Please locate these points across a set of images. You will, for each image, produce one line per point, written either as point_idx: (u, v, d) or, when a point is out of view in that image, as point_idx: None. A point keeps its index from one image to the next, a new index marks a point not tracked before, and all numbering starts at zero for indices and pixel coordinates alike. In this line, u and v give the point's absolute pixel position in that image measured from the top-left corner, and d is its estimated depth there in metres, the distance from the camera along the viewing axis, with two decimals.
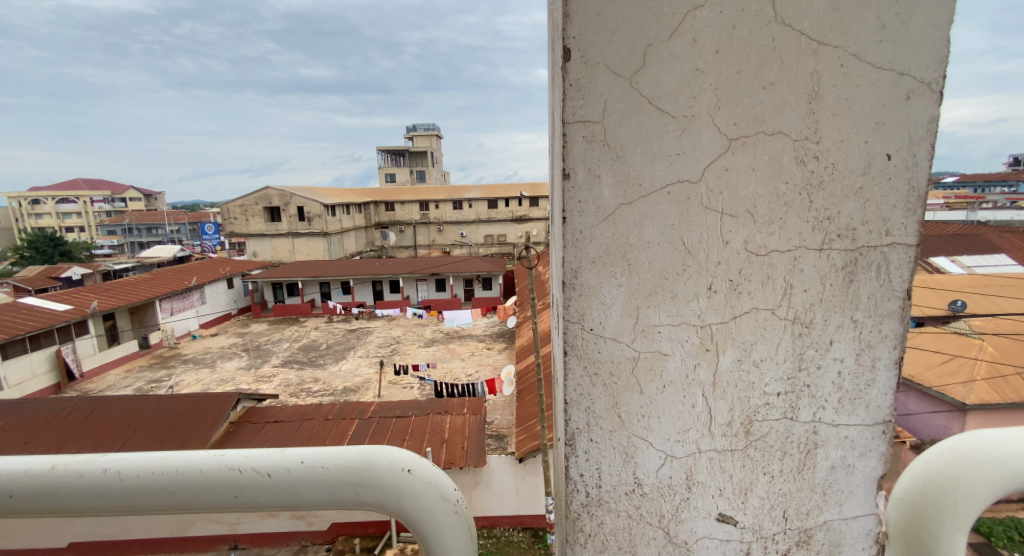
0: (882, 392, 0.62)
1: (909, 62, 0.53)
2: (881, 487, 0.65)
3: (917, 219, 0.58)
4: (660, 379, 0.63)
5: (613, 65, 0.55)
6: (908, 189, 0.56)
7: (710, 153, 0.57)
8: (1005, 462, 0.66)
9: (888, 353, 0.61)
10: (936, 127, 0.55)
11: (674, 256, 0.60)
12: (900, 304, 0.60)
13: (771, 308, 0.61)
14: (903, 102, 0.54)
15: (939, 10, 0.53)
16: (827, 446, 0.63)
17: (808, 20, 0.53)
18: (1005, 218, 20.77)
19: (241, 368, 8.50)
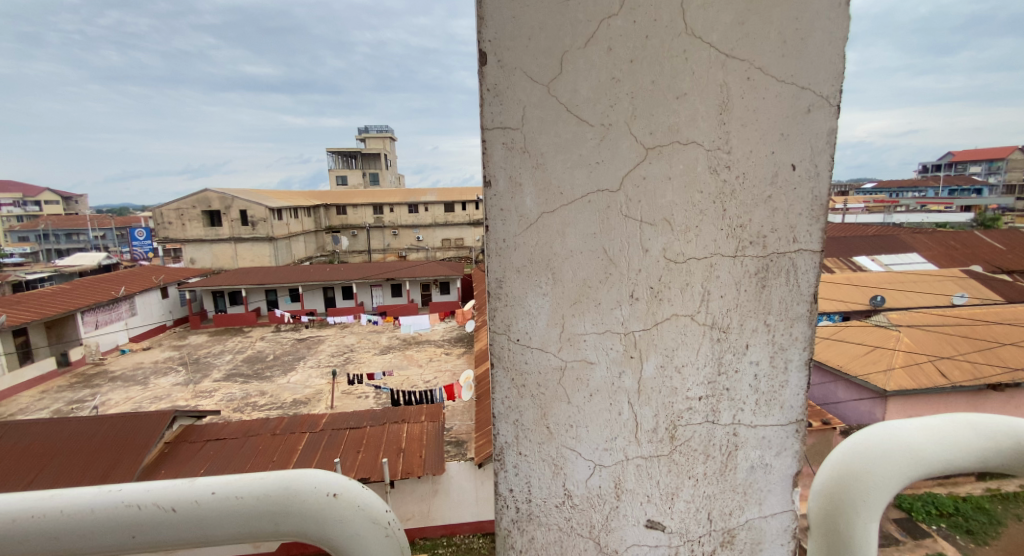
0: (793, 392, 0.65)
1: (809, 76, 0.56)
2: (797, 485, 0.67)
3: (821, 226, 0.61)
4: (586, 387, 0.62)
5: (530, 71, 0.54)
6: (812, 198, 0.60)
7: (628, 162, 0.57)
8: (904, 448, 0.77)
9: (799, 353, 0.64)
10: (835, 139, 0.59)
11: (598, 264, 0.60)
12: (809, 307, 0.63)
13: (690, 314, 0.62)
14: (804, 115, 0.57)
15: (836, 28, 0.56)
16: (746, 446, 0.65)
17: (715, 33, 0.55)
18: (919, 220, 22.83)
19: (177, 384, 7.94)
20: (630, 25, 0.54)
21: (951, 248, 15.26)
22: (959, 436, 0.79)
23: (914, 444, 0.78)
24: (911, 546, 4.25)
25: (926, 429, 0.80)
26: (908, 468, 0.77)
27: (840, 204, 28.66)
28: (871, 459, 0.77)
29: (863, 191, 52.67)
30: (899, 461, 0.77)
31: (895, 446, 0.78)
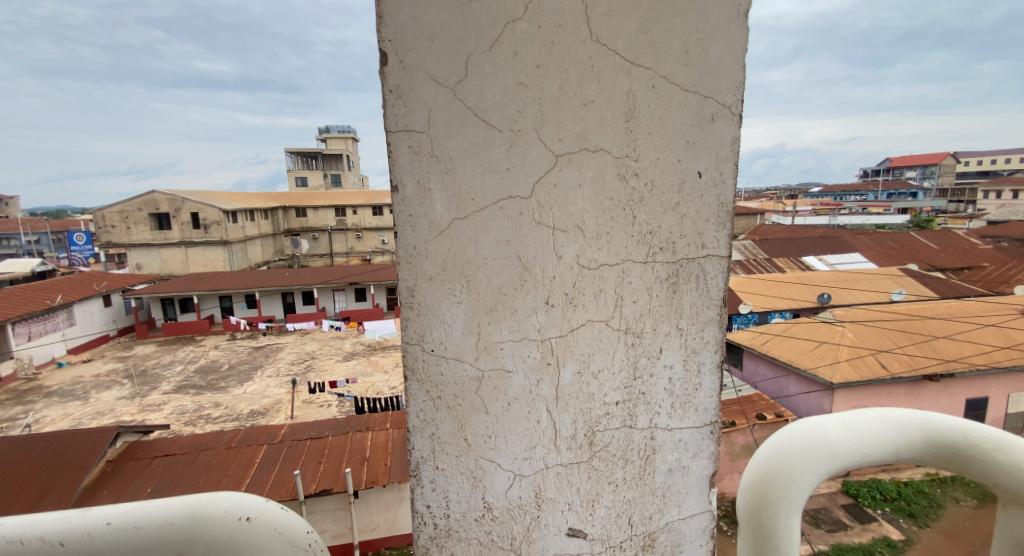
0: (707, 394, 0.66)
1: (710, 86, 0.58)
2: (714, 485, 0.69)
3: (727, 231, 0.63)
4: (505, 396, 0.61)
5: (433, 73, 0.52)
6: (717, 204, 0.61)
7: (538, 169, 0.57)
8: (824, 444, 0.77)
9: (710, 356, 0.66)
10: (738, 147, 0.60)
11: (512, 271, 0.58)
12: (718, 310, 0.65)
13: (605, 319, 0.62)
14: (707, 123, 0.59)
15: (735, 40, 0.57)
16: (664, 449, 0.66)
17: (621, 40, 0.55)
18: (861, 222, 24.28)
19: (122, 398, 7.45)
20: (536, 33, 0.53)
21: (890, 249, 16.28)
22: (882, 431, 0.80)
23: (832, 440, 0.78)
24: (858, 530, 4.51)
25: (850, 422, 0.81)
26: (830, 462, 0.77)
27: (791, 207, 30.12)
28: (797, 455, 0.77)
29: (810, 195, 55.51)
30: (823, 457, 0.77)
31: (818, 441, 0.78)
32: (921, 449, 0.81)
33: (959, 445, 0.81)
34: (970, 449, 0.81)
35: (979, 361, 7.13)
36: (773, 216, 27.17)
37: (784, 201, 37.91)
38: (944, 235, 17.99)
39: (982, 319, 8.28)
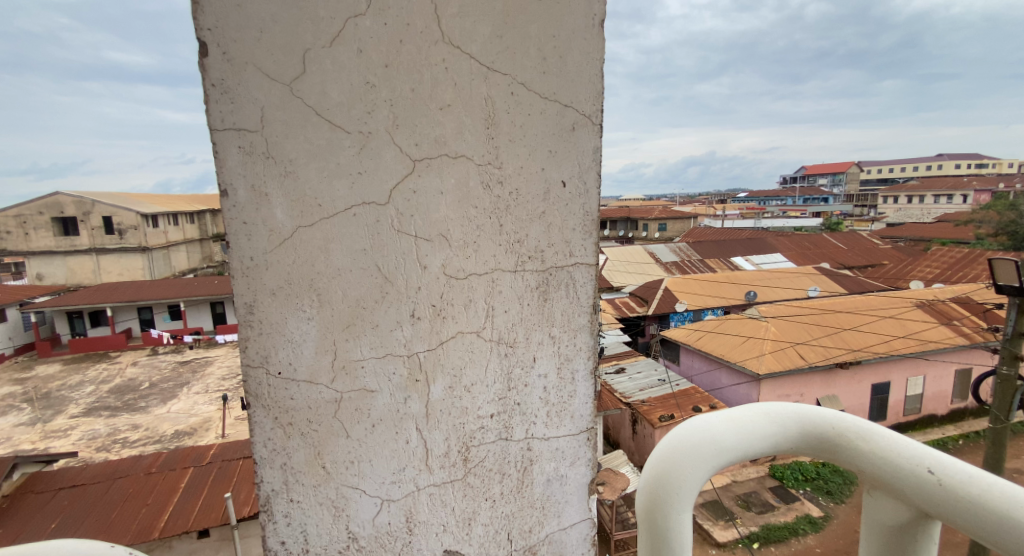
0: (582, 401, 0.66)
1: (570, 95, 0.57)
2: (593, 492, 0.69)
3: (593, 239, 0.63)
4: (368, 417, 0.57)
5: (265, 68, 0.48)
6: (583, 213, 0.61)
7: (394, 174, 0.53)
8: (712, 442, 0.78)
9: (584, 363, 0.66)
10: (600, 156, 0.61)
11: (371, 282, 0.54)
12: (590, 317, 0.65)
13: (476, 331, 0.59)
14: (569, 132, 0.59)
15: (592, 49, 0.58)
16: (541, 460, 0.65)
17: (476, 43, 0.53)
18: (782, 226, 26.27)
19: (19, 425, 6.60)
20: (390, 41, 0.51)
21: (807, 250, 17.71)
22: (760, 426, 0.81)
23: (722, 439, 0.78)
24: (784, 510, 4.87)
25: (731, 419, 0.82)
26: (714, 458, 0.78)
27: (721, 211, 32.03)
28: (680, 453, 0.78)
29: (738, 199, 59.32)
30: (700, 455, 0.77)
31: (696, 441, 0.78)
32: (798, 442, 0.82)
33: (836, 439, 0.80)
34: (848, 440, 0.79)
35: (881, 351, 8.01)
36: (704, 220, 28.76)
37: (715, 206, 40.30)
38: (853, 236, 19.78)
39: (884, 312, 9.21)
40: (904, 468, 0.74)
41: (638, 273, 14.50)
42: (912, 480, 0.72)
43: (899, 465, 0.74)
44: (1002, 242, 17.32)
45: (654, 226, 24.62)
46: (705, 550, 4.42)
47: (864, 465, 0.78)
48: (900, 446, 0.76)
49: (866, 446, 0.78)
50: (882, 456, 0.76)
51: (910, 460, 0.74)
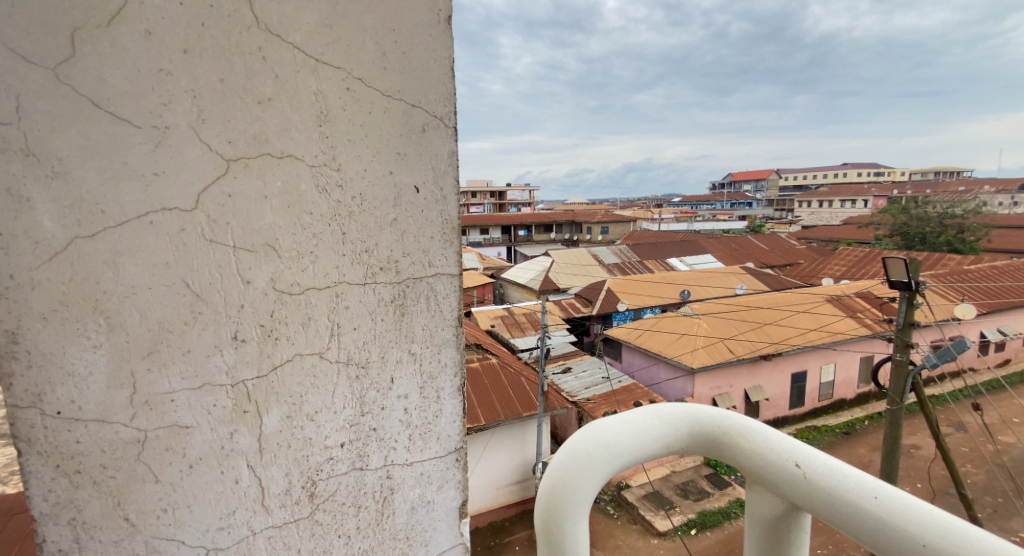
0: (449, 420, 0.62)
1: (418, 95, 0.53)
2: (465, 515, 0.65)
3: (455, 250, 0.59)
4: (185, 457, 0.50)
5: (18, 47, 0.41)
6: (440, 221, 0.57)
7: (203, 177, 0.46)
8: (601, 447, 0.73)
9: (450, 380, 0.61)
10: (456, 160, 0.57)
11: (177, 304, 0.47)
12: (454, 331, 0.60)
13: (319, 353, 0.53)
14: (420, 135, 0.54)
15: (440, 50, 0.54)
16: (403, 487, 0.60)
17: (299, 35, 0.48)
18: (713, 229, 28.06)
19: None
20: (192, 32, 0.45)
21: (735, 251, 19.01)
22: (652, 428, 0.77)
23: (611, 442, 0.74)
24: (719, 495, 5.14)
25: (624, 423, 0.78)
26: (607, 464, 0.74)
27: (657, 215, 33.72)
28: (572, 462, 0.73)
29: (673, 204, 62.69)
30: (590, 464, 0.73)
31: (586, 449, 0.74)
32: (687, 438, 0.80)
33: (720, 434, 0.79)
34: (731, 436, 0.78)
35: (797, 342, 8.69)
36: (642, 223, 30.14)
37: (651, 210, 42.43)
38: (775, 237, 21.40)
39: (800, 307, 10.02)
40: (775, 463, 0.73)
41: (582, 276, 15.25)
42: (786, 475, 0.72)
43: (775, 462, 0.73)
44: (898, 242, 19.46)
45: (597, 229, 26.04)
46: (647, 540, 4.60)
47: (744, 461, 0.77)
48: (774, 440, 0.76)
49: (746, 442, 0.77)
50: (759, 450, 0.75)
51: (783, 455, 0.73)
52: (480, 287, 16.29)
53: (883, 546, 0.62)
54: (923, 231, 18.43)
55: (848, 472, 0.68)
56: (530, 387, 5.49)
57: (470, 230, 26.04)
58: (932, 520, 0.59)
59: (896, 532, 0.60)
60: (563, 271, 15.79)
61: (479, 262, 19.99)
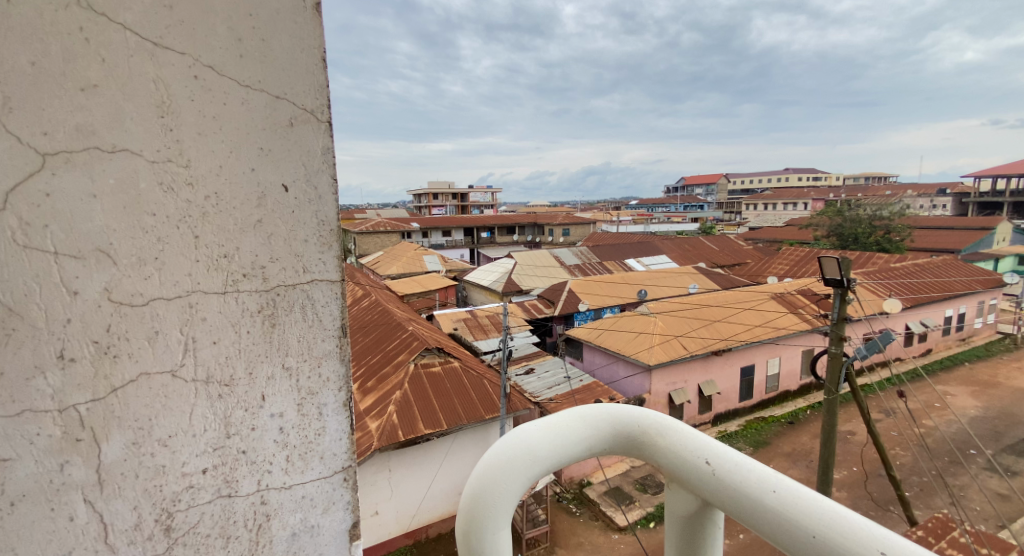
0: (333, 437, 0.62)
1: (281, 85, 0.56)
2: (354, 538, 0.65)
3: (333, 251, 0.61)
4: (9, 495, 0.48)
5: None
6: (315, 221, 0.59)
7: (26, 172, 0.47)
8: (521, 448, 0.69)
9: (334, 395, 0.62)
10: (328, 157, 0.59)
11: (2, 311, 0.46)
12: (337, 341, 0.61)
13: (173, 371, 0.53)
14: (287, 128, 0.56)
15: (306, 36, 0.57)
16: (282, 513, 0.59)
17: (132, 15, 0.49)
18: (668, 231, 29.32)
19: None
20: (2, 5, 0.45)
21: (689, 252, 19.88)
22: (573, 429, 0.74)
23: (533, 448, 0.70)
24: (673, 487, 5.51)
25: (545, 424, 0.74)
26: (529, 471, 0.70)
27: (616, 217, 34.86)
28: (496, 466, 0.69)
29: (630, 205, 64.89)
30: (506, 471, 0.68)
31: (509, 454, 0.69)
32: (602, 437, 0.78)
33: (633, 436, 0.78)
34: (645, 438, 0.77)
35: (743, 339, 9.28)
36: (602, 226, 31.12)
37: (611, 212, 43.86)
38: (726, 239, 22.49)
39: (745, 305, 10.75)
40: (689, 463, 0.73)
41: (544, 277, 15.95)
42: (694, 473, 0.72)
43: (691, 464, 0.73)
44: (834, 242, 20.88)
45: (558, 231, 27.46)
46: (608, 537, 4.83)
47: (663, 459, 0.77)
48: (689, 439, 0.76)
49: (665, 441, 0.76)
50: (670, 450, 0.75)
51: (692, 454, 0.73)
52: (443, 290, 16.37)
53: (790, 547, 0.62)
54: (856, 232, 19.94)
55: (752, 468, 0.69)
56: (492, 388, 5.42)
57: (432, 232, 26.28)
58: (843, 519, 0.60)
59: (792, 526, 0.61)
60: (526, 272, 16.13)
61: (441, 264, 20.06)
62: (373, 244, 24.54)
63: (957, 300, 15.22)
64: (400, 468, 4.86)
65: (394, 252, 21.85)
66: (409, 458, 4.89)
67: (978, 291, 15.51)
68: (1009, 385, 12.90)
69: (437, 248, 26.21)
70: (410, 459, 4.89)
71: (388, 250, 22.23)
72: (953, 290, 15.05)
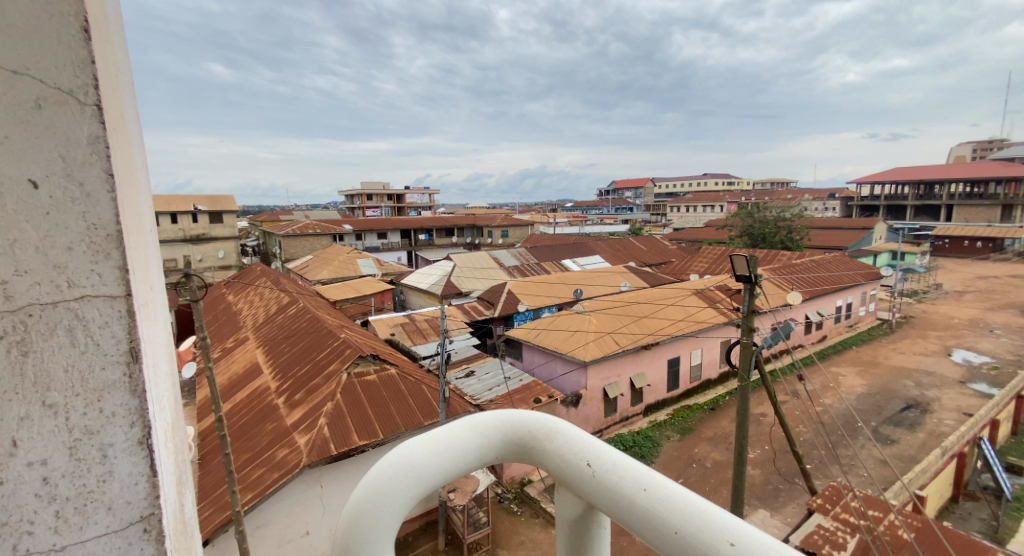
0: (115, 470, 0.96)
1: (18, 64, 0.86)
2: (142, 527, 0.99)
3: (105, 263, 0.93)
4: None
5: None
6: (83, 219, 0.91)
7: None
8: (407, 463, 1.17)
9: (118, 430, 0.96)
10: (83, 136, 0.91)
11: None
12: (118, 371, 0.95)
13: None
14: (37, 109, 0.88)
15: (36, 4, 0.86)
16: (39, 494, 0.91)
17: None
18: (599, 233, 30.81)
19: None
20: None
21: (619, 253, 21.04)
22: (464, 440, 1.26)
23: (416, 461, 1.18)
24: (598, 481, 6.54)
25: (435, 442, 1.23)
26: (412, 474, 1.17)
27: (552, 220, 35.97)
28: (397, 470, 1.16)
29: (564, 206, 67.06)
30: (401, 473, 1.16)
31: (404, 464, 1.17)
32: (517, 442, 1.32)
33: (535, 441, 1.31)
34: (542, 441, 1.31)
35: (663, 334, 11.39)
36: (539, 228, 32.05)
37: (548, 214, 45.14)
38: (652, 239, 23.97)
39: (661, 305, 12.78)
40: (572, 460, 1.24)
41: (484, 279, 16.52)
42: (581, 470, 1.23)
43: (571, 461, 1.25)
44: (746, 241, 22.92)
45: (498, 232, 28.15)
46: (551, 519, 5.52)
47: (549, 454, 1.30)
48: (570, 445, 1.28)
49: (551, 444, 1.29)
50: (569, 452, 1.27)
51: (581, 456, 1.25)
52: (379, 294, 16.34)
53: (638, 515, 1.11)
54: (764, 233, 22.03)
55: (623, 469, 1.19)
56: (430, 394, 7.59)
57: (367, 234, 25.93)
58: (659, 496, 1.11)
59: (656, 512, 1.09)
60: (465, 274, 16.49)
61: (377, 267, 19.90)
62: (303, 247, 23.80)
63: (845, 292, 17.27)
64: (330, 484, 6.37)
65: (325, 255, 21.39)
66: (341, 472, 6.42)
67: (863, 282, 17.67)
68: (887, 364, 14.93)
69: (372, 251, 25.94)
70: (341, 472, 6.41)
71: (320, 254, 21.72)
72: (841, 282, 17.08)
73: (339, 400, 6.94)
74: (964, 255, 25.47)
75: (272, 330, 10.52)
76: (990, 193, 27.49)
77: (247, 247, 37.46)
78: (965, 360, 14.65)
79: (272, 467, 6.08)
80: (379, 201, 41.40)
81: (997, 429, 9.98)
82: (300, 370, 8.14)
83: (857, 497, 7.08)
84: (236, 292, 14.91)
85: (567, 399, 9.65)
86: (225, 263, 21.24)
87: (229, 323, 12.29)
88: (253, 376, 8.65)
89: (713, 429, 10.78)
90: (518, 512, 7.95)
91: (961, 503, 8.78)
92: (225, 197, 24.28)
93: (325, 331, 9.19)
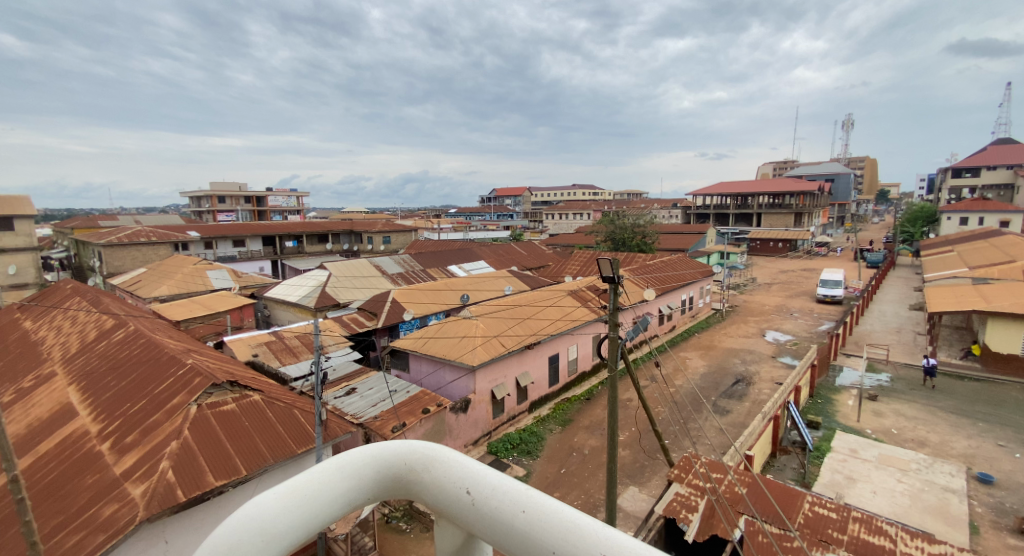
0: None
1: None
2: None
3: None
4: None
5: None
6: None
7: None
8: (255, 523, 1.37)
9: None
10: None
11: None
12: None
13: None
14: None
15: None
16: None
17: None
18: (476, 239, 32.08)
19: None
20: None
21: (499, 257, 22.24)
22: (336, 483, 1.55)
23: (264, 526, 1.38)
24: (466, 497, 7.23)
25: (284, 495, 1.47)
26: (259, 530, 1.37)
27: (434, 226, 36.66)
28: (252, 523, 1.37)
29: (442, 211, 68.01)
30: (251, 528, 1.36)
31: (256, 521, 1.38)
32: (394, 475, 1.64)
33: (416, 474, 1.64)
34: (421, 474, 1.63)
35: (544, 334, 12.56)
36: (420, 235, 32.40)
37: (430, 221, 45.91)
38: (530, 244, 25.58)
39: (541, 306, 14.01)
40: (458, 494, 1.54)
41: (362, 288, 16.45)
42: (460, 497, 1.53)
43: (456, 491, 1.54)
44: (608, 245, 25.68)
45: (377, 238, 28.04)
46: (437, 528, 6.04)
47: (434, 485, 1.60)
48: (456, 476, 1.57)
49: (428, 471, 1.62)
50: (450, 481, 1.57)
51: (462, 485, 1.54)
52: (236, 310, 15.42)
53: (517, 528, 1.39)
54: (623, 238, 24.99)
55: (492, 487, 1.49)
56: (304, 420, 7.78)
57: (220, 242, 24.18)
58: (537, 509, 1.40)
59: (534, 536, 1.35)
60: (341, 284, 16.23)
61: (234, 280, 18.58)
62: (134, 258, 21.09)
63: (687, 287, 20.25)
64: (177, 537, 6.17)
65: (163, 267, 19.40)
66: (189, 522, 6.29)
67: (700, 279, 20.83)
68: (721, 346, 17.85)
69: (228, 261, 24.12)
70: (191, 521, 6.30)
71: (156, 267, 19.61)
72: (684, 279, 19.96)
73: (186, 438, 6.66)
74: (772, 254, 31.32)
75: (90, 362, 9.52)
76: (787, 204, 34.30)
77: (52, 258, 31.64)
78: (775, 339, 18.08)
79: (94, 529, 5.50)
80: (233, 204, 38.17)
81: (798, 393, 12.49)
82: (131, 409, 7.56)
83: (703, 463, 8.51)
84: (35, 319, 12.92)
85: (457, 405, 10.14)
86: (20, 282, 18.12)
87: (26, 358, 10.58)
88: (63, 418, 7.71)
89: (589, 418, 12.13)
90: (407, 530, 8.36)
91: (777, 456, 10.86)
92: (22, 200, 20.53)
93: (165, 359, 8.63)
